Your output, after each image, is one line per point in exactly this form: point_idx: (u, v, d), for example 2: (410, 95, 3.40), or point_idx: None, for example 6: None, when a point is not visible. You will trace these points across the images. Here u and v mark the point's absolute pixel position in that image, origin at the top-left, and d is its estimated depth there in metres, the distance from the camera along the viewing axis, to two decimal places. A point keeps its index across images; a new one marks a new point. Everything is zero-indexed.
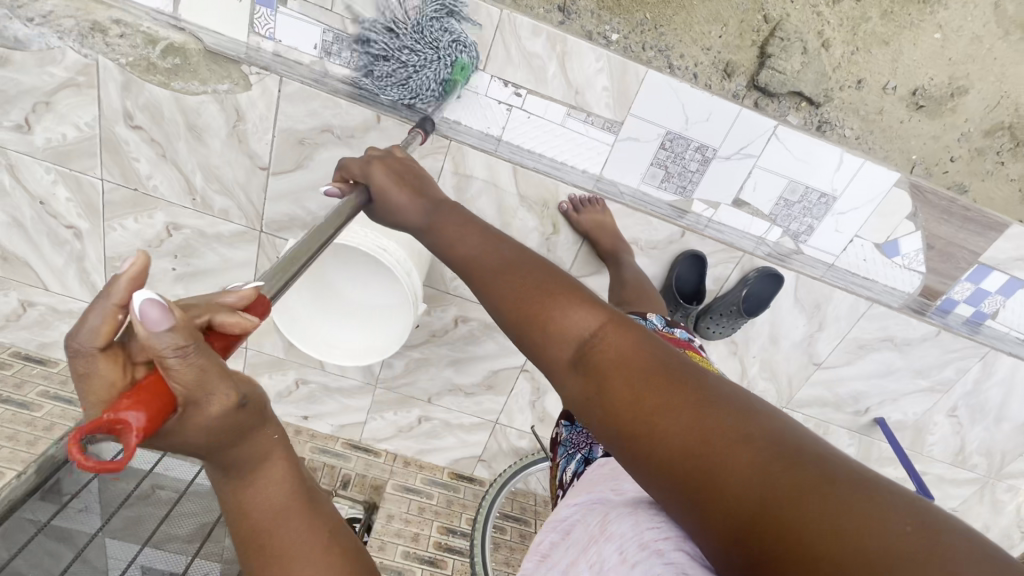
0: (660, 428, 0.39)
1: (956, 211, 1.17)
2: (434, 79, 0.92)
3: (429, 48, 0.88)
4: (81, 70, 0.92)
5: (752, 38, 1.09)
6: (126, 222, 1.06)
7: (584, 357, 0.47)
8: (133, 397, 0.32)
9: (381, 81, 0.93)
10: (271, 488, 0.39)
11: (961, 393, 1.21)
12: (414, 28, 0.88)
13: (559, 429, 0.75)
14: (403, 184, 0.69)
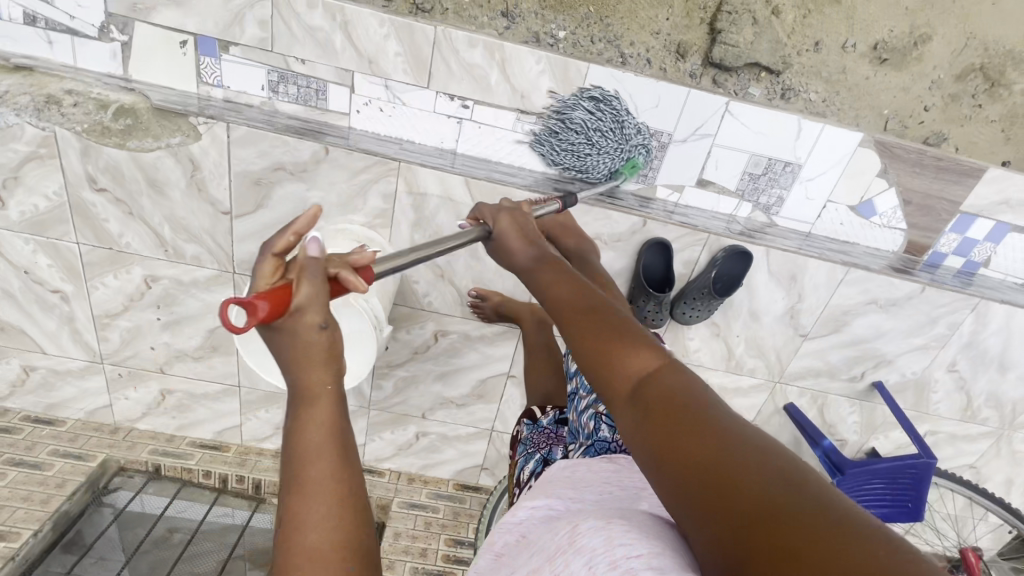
0: (695, 455, 0.40)
1: (928, 163, 1.14)
2: (609, 160, 1.11)
3: (620, 142, 1.09)
4: (41, 142, 0.96)
5: (700, 15, 1.06)
6: (106, 280, 1.10)
7: (639, 390, 0.48)
8: (272, 290, 0.45)
9: (565, 141, 1.09)
10: (312, 428, 0.46)
11: (958, 347, 1.18)
12: (624, 119, 1.07)
13: (521, 427, 0.80)
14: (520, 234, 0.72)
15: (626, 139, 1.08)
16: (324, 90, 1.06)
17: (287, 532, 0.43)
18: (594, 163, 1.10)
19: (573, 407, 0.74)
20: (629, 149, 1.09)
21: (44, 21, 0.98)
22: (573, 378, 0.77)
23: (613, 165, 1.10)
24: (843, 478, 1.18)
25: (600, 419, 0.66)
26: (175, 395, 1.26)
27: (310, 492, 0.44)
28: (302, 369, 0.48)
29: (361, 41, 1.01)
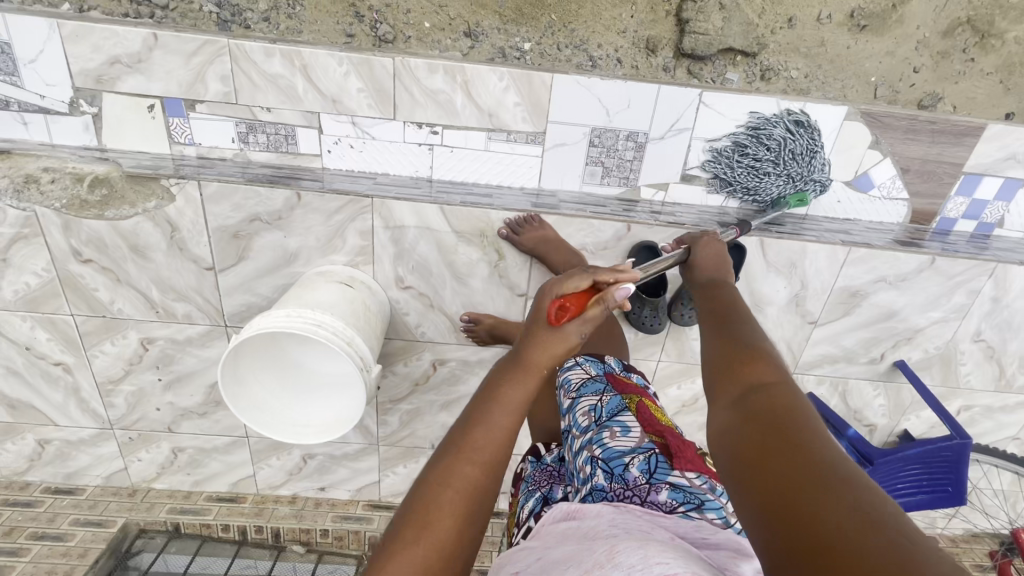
0: (782, 457, 0.40)
1: (921, 128, 1.09)
2: (778, 186, 1.12)
3: (799, 172, 1.11)
4: (24, 222, 0.97)
5: (664, 8, 1.03)
6: (104, 348, 1.11)
7: (745, 396, 0.48)
8: (572, 309, 0.58)
9: (751, 158, 1.10)
10: (515, 384, 0.56)
11: (981, 316, 1.11)
12: (816, 150, 1.09)
13: (525, 464, 0.78)
14: (716, 263, 0.74)
15: (807, 171, 1.11)
16: (294, 135, 1.06)
17: (456, 451, 0.51)
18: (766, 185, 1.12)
19: (567, 446, 0.71)
20: (798, 180, 1.12)
21: (16, 104, 1.01)
22: (565, 416, 0.74)
23: (783, 191, 1.13)
24: (873, 469, 1.10)
25: (596, 463, 0.62)
26: (186, 453, 1.26)
27: (489, 429, 0.53)
28: (532, 342, 0.58)
29: (322, 82, 1.01)
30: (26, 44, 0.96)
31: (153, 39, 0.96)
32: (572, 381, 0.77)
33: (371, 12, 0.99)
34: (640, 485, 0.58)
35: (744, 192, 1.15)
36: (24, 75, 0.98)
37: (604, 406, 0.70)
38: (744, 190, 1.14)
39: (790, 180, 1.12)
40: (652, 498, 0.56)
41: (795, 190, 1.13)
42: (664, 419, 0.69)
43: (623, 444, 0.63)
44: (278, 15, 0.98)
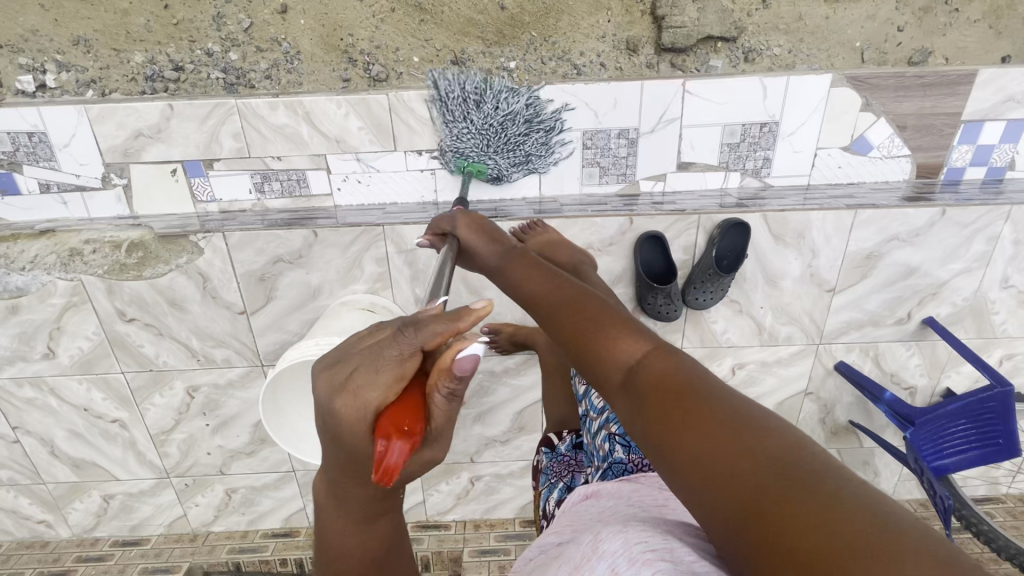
0: (682, 434, 0.38)
1: (911, 84, 1.09)
2: (482, 156, 1.12)
3: (504, 159, 1.12)
4: (73, 291, 1.06)
5: (640, 9, 1.07)
6: (155, 400, 1.18)
7: (631, 377, 0.46)
8: (404, 441, 0.39)
9: (487, 122, 1.09)
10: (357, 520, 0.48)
11: (1005, 261, 1.09)
12: (535, 150, 1.12)
13: (540, 456, 0.80)
14: (490, 237, 0.76)
15: (513, 151, 1.11)
16: (305, 178, 1.13)
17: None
18: (467, 146, 1.10)
19: (586, 429, 0.73)
20: (496, 164, 1.13)
21: (56, 186, 1.11)
22: (582, 401, 0.76)
23: (475, 154, 1.11)
24: (916, 430, 1.10)
25: (614, 439, 0.64)
26: (239, 493, 1.32)
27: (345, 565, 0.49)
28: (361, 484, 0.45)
29: (325, 126, 1.08)
30: (60, 131, 1.06)
31: (169, 110, 1.05)
32: None
33: (362, 55, 1.07)
34: None
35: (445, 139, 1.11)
36: (60, 159, 1.08)
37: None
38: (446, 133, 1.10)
39: (496, 150, 1.11)
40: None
41: (483, 162, 1.12)
42: None
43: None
44: (278, 72, 1.07)
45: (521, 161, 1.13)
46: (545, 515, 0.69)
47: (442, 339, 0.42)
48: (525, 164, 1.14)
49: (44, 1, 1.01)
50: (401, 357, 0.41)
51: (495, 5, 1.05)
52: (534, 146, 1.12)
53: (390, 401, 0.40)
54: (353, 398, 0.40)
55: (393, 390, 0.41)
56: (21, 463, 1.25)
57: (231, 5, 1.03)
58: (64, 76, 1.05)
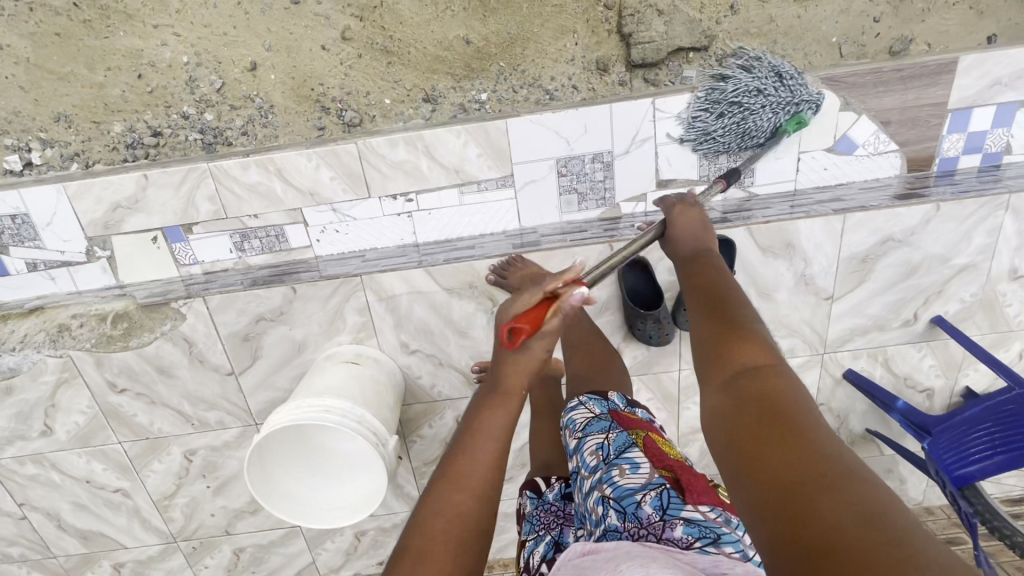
0: (776, 452, 0.43)
1: (891, 78, 1.05)
2: (783, 108, 1.03)
3: (797, 92, 1.03)
4: (63, 366, 1.07)
5: (606, 28, 1.05)
6: (154, 467, 1.17)
7: (740, 382, 0.52)
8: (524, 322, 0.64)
9: (743, 92, 1.04)
10: (495, 414, 0.60)
11: (1011, 252, 1.03)
12: (785, 80, 1.03)
13: (524, 501, 0.77)
14: (694, 235, 0.78)
15: (787, 92, 1.03)
16: (283, 234, 1.13)
17: (443, 483, 0.56)
18: (758, 122, 1.04)
19: (577, 488, 0.67)
20: (801, 101, 1.03)
21: (43, 264, 1.12)
22: (573, 456, 0.70)
23: (774, 117, 1.04)
24: (934, 439, 1.04)
25: (608, 504, 0.59)
26: (247, 552, 1.30)
27: (470, 455, 0.58)
28: (508, 369, 0.63)
29: (298, 179, 1.08)
30: (41, 211, 1.07)
31: (144, 179, 1.06)
32: (577, 421, 0.72)
33: (334, 103, 1.07)
34: (654, 522, 0.55)
35: (730, 139, 1.07)
36: (45, 237, 1.10)
37: (611, 444, 0.65)
38: (722, 135, 1.07)
39: (775, 105, 1.03)
40: (667, 535, 0.53)
41: (789, 113, 1.04)
42: (673, 451, 0.66)
43: (634, 481, 0.60)
44: (253, 127, 1.07)
45: (798, 96, 1.03)
46: (531, 570, 0.66)
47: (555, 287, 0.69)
48: (804, 94, 1.03)
49: (22, 83, 1.04)
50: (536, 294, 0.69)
51: (461, 40, 1.05)
52: (779, 78, 1.03)
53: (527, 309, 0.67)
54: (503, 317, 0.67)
55: (528, 305, 0.67)
56: (30, 538, 1.25)
57: (203, 68, 1.04)
58: (48, 152, 1.07)
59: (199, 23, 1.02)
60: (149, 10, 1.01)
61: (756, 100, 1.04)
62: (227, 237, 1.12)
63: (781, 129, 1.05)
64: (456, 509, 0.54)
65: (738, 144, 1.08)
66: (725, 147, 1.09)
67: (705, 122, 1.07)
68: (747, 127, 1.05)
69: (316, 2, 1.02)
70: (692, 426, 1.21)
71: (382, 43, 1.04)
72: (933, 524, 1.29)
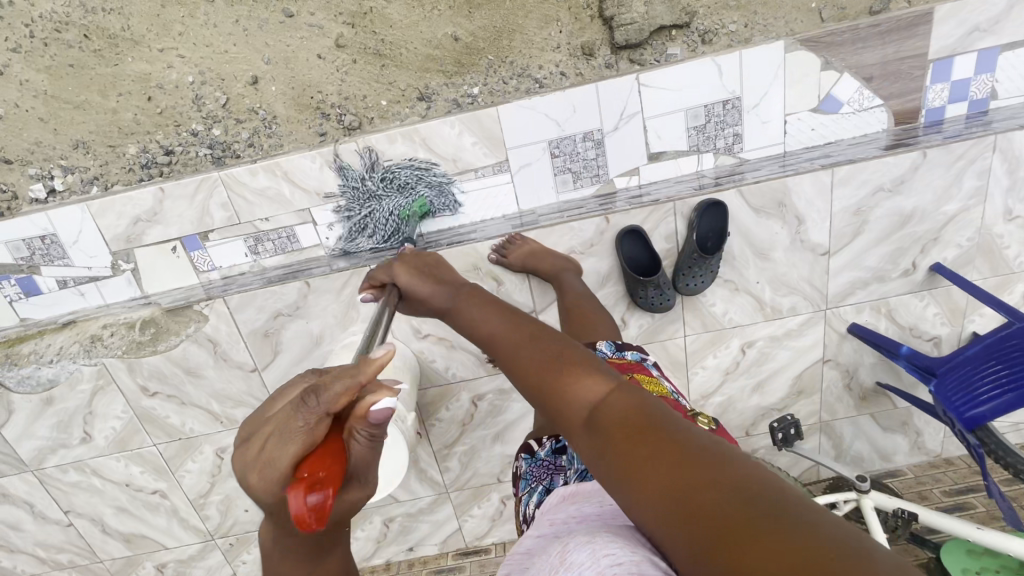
0: (647, 469, 0.39)
1: (869, 36, 1.07)
2: (405, 201, 1.16)
3: (413, 186, 1.16)
4: (98, 374, 1.13)
5: (588, 13, 1.09)
6: (188, 467, 1.23)
7: (588, 411, 0.47)
8: (326, 476, 0.39)
9: (370, 211, 1.16)
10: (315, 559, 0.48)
11: (1003, 193, 1.05)
12: (410, 191, 1.16)
13: (521, 462, 0.81)
14: (433, 275, 0.76)
15: (399, 176, 1.14)
16: (294, 234, 1.19)
17: None
18: (381, 217, 1.16)
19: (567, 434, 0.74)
20: (413, 188, 1.16)
21: (72, 280, 1.19)
22: None
23: (401, 203, 1.16)
24: (940, 380, 1.04)
25: None
26: None
27: None
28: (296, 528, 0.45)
29: (304, 181, 1.14)
30: (68, 230, 1.14)
31: (161, 193, 1.12)
32: None
33: (333, 108, 1.12)
34: None
35: (382, 238, 1.18)
36: (72, 254, 1.16)
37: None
38: (376, 236, 1.18)
39: (396, 197, 1.16)
40: None
41: (409, 205, 1.16)
42: (656, 388, 0.71)
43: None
44: (259, 138, 1.13)
45: (412, 185, 1.16)
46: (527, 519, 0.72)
47: (350, 393, 0.42)
48: (416, 184, 1.16)
49: (43, 114, 1.11)
50: (306, 424, 0.40)
51: (449, 37, 1.09)
52: (400, 178, 1.15)
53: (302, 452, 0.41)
54: (268, 462, 0.40)
55: (311, 439, 0.41)
56: (78, 544, 1.32)
57: (207, 86, 1.10)
58: (70, 177, 1.13)
59: (202, 44, 1.09)
60: (154, 35, 1.08)
61: (377, 188, 1.15)
62: (241, 241, 1.18)
63: (409, 215, 1.17)
64: None
65: (383, 236, 1.18)
66: (381, 239, 1.19)
67: (354, 217, 1.17)
68: (380, 232, 1.17)
69: (309, 14, 1.08)
70: (703, 391, 1.23)
71: (374, 47, 1.09)
72: (952, 474, 1.30)
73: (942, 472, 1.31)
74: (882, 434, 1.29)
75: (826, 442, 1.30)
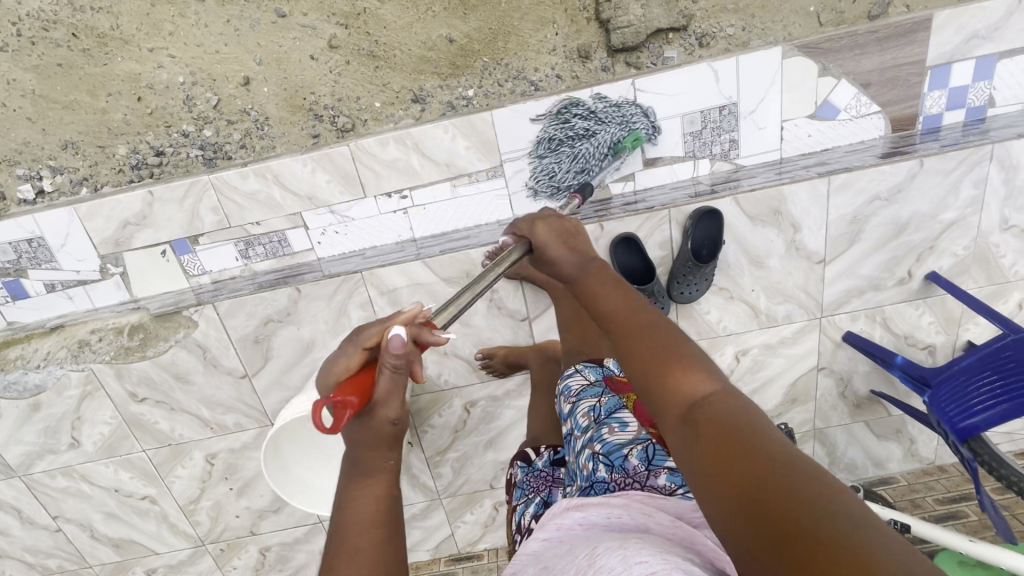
0: (740, 478, 0.38)
1: (868, 42, 1.06)
2: (614, 134, 1.10)
3: (623, 118, 1.10)
4: (86, 380, 1.12)
5: (584, 16, 1.08)
6: (178, 472, 1.22)
7: (689, 405, 0.46)
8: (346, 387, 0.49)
9: (566, 153, 1.12)
10: (356, 506, 0.51)
11: (1000, 203, 1.04)
12: (609, 128, 1.10)
13: (515, 470, 0.80)
14: (563, 240, 0.68)
15: (610, 109, 1.10)
16: (285, 238, 1.17)
17: None
18: (586, 152, 1.11)
19: (570, 448, 0.71)
20: (622, 122, 1.10)
21: (60, 284, 1.17)
22: (567, 420, 0.74)
23: (613, 135, 1.09)
24: (935, 392, 1.05)
25: (597, 458, 0.63)
26: (273, 551, 1.34)
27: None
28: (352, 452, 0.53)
29: (295, 186, 1.12)
30: (56, 233, 1.13)
31: (150, 196, 1.11)
32: (572, 387, 0.76)
33: (327, 110, 1.11)
34: (639, 472, 0.60)
35: (585, 175, 1.13)
36: (60, 258, 1.15)
37: (602, 405, 0.70)
38: (581, 173, 1.13)
39: (606, 128, 1.10)
40: (651, 483, 0.58)
41: (620, 137, 1.10)
42: None
43: (622, 436, 0.64)
44: (251, 140, 1.11)
45: (620, 118, 1.10)
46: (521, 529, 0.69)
47: (380, 330, 0.53)
48: (621, 117, 1.10)
49: (31, 114, 1.09)
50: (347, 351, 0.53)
51: (444, 39, 1.08)
52: (605, 111, 1.10)
53: (346, 377, 0.53)
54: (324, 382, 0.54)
55: (350, 365, 0.53)
56: (67, 549, 1.31)
57: (198, 87, 1.09)
58: (59, 178, 1.11)
59: (193, 44, 1.07)
60: (144, 35, 1.06)
61: (595, 118, 1.10)
62: (231, 245, 1.17)
63: (621, 146, 1.10)
64: None
65: (591, 171, 1.13)
66: (586, 175, 1.13)
67: (559, 153, 1.12)
68: (584, 168, 1.12)
69: (302, 14, 1.06)
70: None
71: (368, 48, 1.08)
72: (946, 482, 1.30)
73: (936, 479, 1.30)
74: (876, 441, 1.28)
75: (820, 449, 1.30)
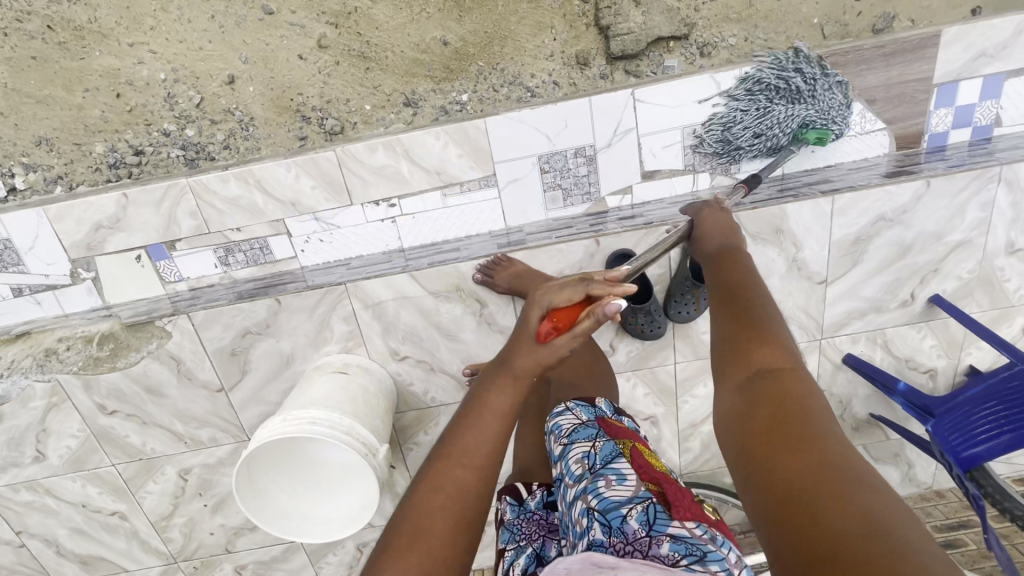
0: (786, 457, 0.42)
1: (874, 57, 1.03)
2: (807, 118, 1.02)
3: (825, 103, 1.01)
4: (52, 391, 1.06)
5: (584, 22, 1.04)
6: (149, 488, 1.16)
7: (757, 380, 0.50)
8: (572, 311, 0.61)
9: (750, 119, 1.04)
10: (504, 398, 0.58)
11: (1006, 226, 1.01)
12: (805, 114, 1.01)
13: (504, 508, 0.76)
14: (721, 230, 0.76)
15: (815, 91, 1.01)
16: (266, 245, 1.12)
17: (441, 458, 0.54)
18: (769, 126, 1.03)
19: (561, 497, 0.67)
20: (822, 110, 1.01)
21: (28, 288, 1.11)
22: (558, 464, 0.69)
23: (805, 118, 1.01)
24: (937, 421, 1.01)
25: (592, 516, 0.58)
26: (249, 569, 1.29)
27: (475, 436, 0.55)
28: (521, 352, 0.61)
29: (278, 192, 1.07)
30: (23, 235, 1.07)
31: (125, 198, 1.05)
32: (563, 428, 0.72)
33: (314, 111, 1.06)
34: (640, 539, 0.54)
35: (750, 148, 1.07)
36: (27, 261, 1.09)
37: (597, 453, 0.65)
38: (747, 146, 1.06)
39: (800, 109, 1.01)
40: (653, 552, 0.52)
41: (808, 125, 1.03)
42: (658, 465, 0.65)
43: (620, 493, 0.59)
44: (235, 141, 1.06)
45: (817, 104, 1.01)
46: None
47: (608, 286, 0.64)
48: (824, 104, 1.01)
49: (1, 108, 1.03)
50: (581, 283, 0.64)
51: (438, 41, 1.03)
52: (808, 94, 1.01)
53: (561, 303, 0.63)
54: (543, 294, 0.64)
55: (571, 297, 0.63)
56: (31, 566, 1.24)
57: (180, 84, 1.04)
58: (32, 176, 1.06)
59: (174, 40, 1.02)
60: (123, 28, 1.01)
61: (796, 91, 1.01)
62: (210, 251, 1.11)
63: (803, 134, 1.04)
64: (443, 482, 0.52)
65: (760, 145, 1.06)
66: (750, 149, 1.07)
67: (740, 118, 1.05)
68: (758, 141, 1.05)
69: (290, 12, 1.01)
70: (692, 419, 1.19)
71: (359, 49, 1.03)
72: (944, 507, 1.27)
73: (933, 504, 1.28)
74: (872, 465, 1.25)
75: None
